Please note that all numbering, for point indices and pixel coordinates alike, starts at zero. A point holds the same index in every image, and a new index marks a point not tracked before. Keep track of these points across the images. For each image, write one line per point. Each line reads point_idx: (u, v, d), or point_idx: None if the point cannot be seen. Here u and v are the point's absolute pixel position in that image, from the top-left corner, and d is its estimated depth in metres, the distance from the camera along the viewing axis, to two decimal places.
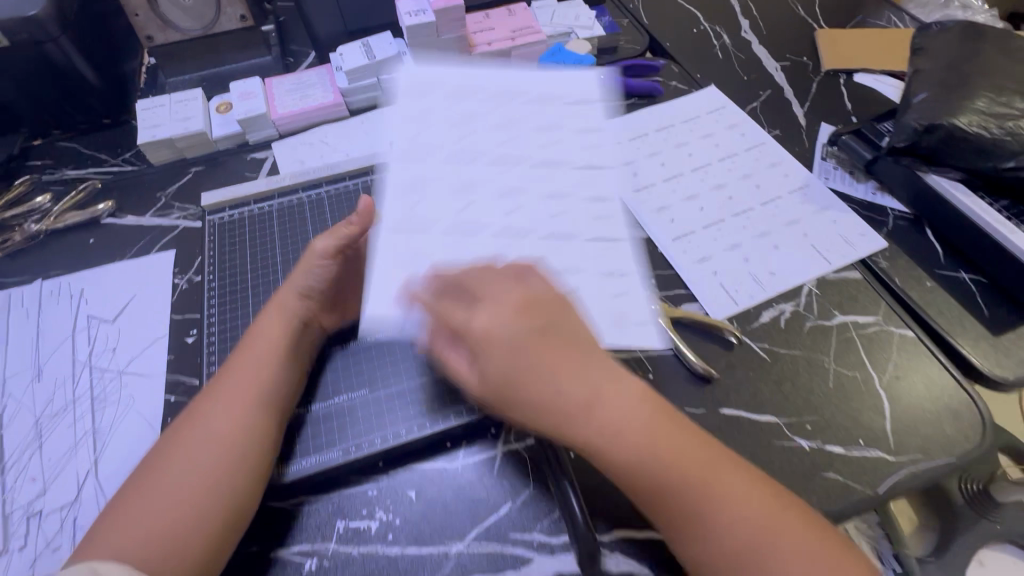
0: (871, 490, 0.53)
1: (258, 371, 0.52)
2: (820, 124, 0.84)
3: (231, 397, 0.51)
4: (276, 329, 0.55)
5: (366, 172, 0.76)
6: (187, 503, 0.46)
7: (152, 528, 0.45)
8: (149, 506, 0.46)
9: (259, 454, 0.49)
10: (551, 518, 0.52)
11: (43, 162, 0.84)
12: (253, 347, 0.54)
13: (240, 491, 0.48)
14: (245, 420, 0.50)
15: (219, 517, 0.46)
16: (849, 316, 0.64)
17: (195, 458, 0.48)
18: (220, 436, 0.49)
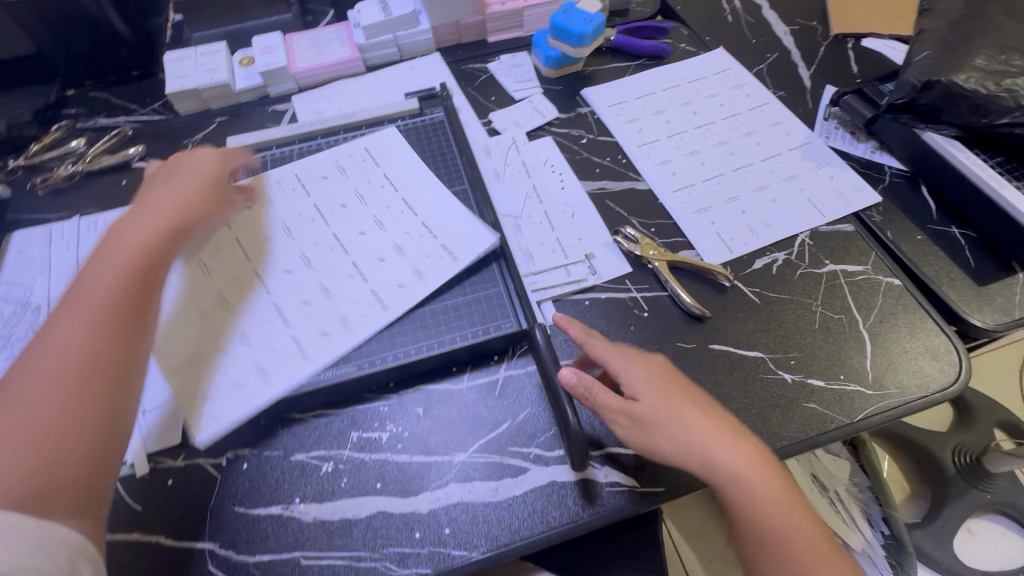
0: (847, 419, 0.57)
1: (101, 290, 0.50)
2: (825, 86, 0.85)
3: (75, 326, 0.48)
4: (122, 250, 0.52)
5: (381, 122, 0.80)
6: (58, 436, 0.44)
7: (14, 461, 0.42)
8: (3, 451, 0.42)
9: (130, 380, 0.48)
10: (547, 435, 0.57)
11: (77, 110, 0.88)
12: (98, 277, 0.50)
13: (110, 410, 0.46)
14: (93, 342, 0.47)
15: (97, 442, 0.45)
16: (840, 264, 0.67)
17: (43, 398, 0.44)
18: (73, 365, 0.46)
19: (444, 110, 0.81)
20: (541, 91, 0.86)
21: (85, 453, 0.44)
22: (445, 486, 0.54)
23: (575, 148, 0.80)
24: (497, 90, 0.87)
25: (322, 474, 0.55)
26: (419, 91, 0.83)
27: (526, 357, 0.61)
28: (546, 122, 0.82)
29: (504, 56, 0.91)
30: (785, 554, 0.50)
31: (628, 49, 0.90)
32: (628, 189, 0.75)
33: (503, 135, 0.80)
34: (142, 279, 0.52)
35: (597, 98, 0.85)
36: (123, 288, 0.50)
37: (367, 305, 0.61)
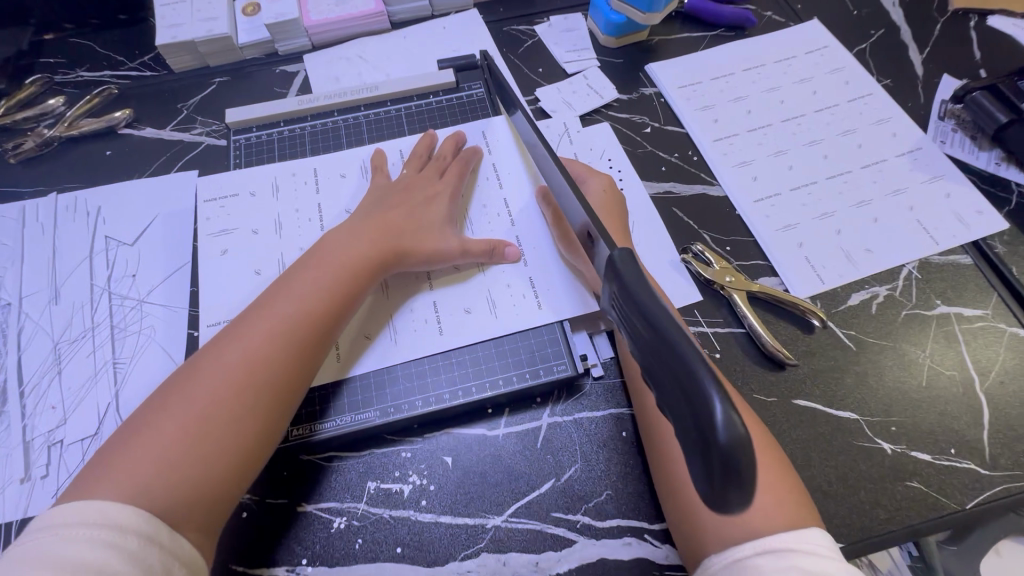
0: (957, 505, 0.48)
1: (299, 301, 0.48)
2: (941, 76, 0.71)
3: (245, 332, 0.46)
4: (343, 258, 0.51)
5: (409, 96, 0.67)
6: (198, 448, 0.40)
7: (156, 455, 0.39)
8: (149, 451, 0.39)
9: (290, 376, 0.45)
10: (598, 500, 0.48)
11: (55, 59, 0.75)
12: (290, 284, 0.49)
13: (256, 432, 0.43)
14: (276, 355, 0.45)
15: (242, 444, 0.42)
16: (953, 307, 0.56)
17: (201, 396, 0.42)
18: (235, 371, 0.44)
19: (485, 86, 0.68)
20: (598, 64, 0.73)
21: (221, 473, 0.41)
22: (477, 556, 0.46)
23: (637, 139, 0.67)
24: (545, 61, 0.73)
25: (333, 532, 0.47)
26: (455, 60, 0.70)
27: (575, 402, 0.52)
28: (603, 103, 0.69)
29: (555, 18, 0.77)
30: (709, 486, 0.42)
31: (705, 17, 0.75)
32: (699, 195, 0.63)
33: (552, 119, 0.68)
34: (346, 300, 0.50)
35: (664, 78, 0.71)
36: (324, 304, 0.48)
37: (469, 312, 0.54)
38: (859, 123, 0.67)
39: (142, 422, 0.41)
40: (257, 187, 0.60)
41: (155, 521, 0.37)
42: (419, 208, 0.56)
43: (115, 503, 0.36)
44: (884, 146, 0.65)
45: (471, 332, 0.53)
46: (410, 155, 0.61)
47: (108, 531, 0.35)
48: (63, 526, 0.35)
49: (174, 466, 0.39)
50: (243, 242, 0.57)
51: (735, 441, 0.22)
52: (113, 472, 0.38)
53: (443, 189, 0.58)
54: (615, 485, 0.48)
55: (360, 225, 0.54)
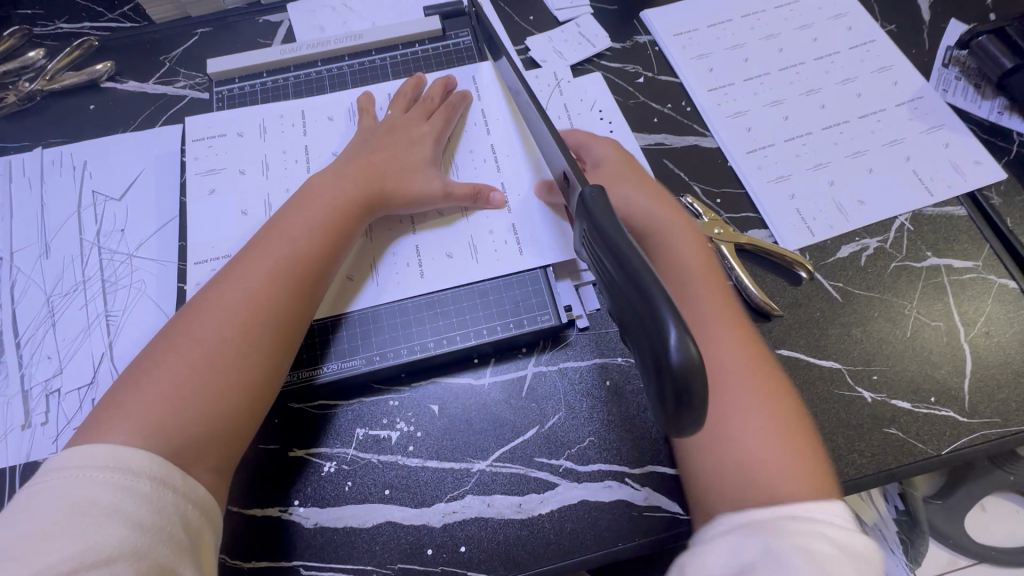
0: (934, 451, 0.48)
1: (291, 244, 0.48)
2: (948, 21, 0.68)
3: (241, 275, 0.46)
4: (330, 201, 0.51)
5: (394, 46, 0.65)
6: (206, 387, 0.41)
7: (168, 393, 0.40)
8: (158, 392, 0.40)
9: (291, 317, 0.46)
10: (581, 446, 0.49)
11: (33, 10, 0.73)
12: (283, 227, 0.49)
13: (261, 370, 0.44)
14: (274, 296, 0.46)
15: (250, 382, 0.43)
16: (943, 259, 0.56)
17: (204, 338, 0.43)
18: (235, 313, 0.44)
19: (473, 34, 0.66)
20: (591, 11, 0.70)
21: (229, 412, 0.42)
22: (462, 499, 0.48)
23: (629, 90, 0.65)
24: (536, 8, 0.71)
25: (324, 476, 0.49)
26: (442, 6, 0.67)
27: (559, 352, 0.52)
28: (595, 52, 0.67)
29: None
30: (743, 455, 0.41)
31: None
32: (691, 146, 0.62)
33: (543, 69, 0.66)
34: (338, 241, 0.50)
35: (659, 25, 0.69)
36: (318, 247, 0.49)
37: (453, 261, 0.54)
38: (861, 71, 0.65)
39: (147, 366, 0.42)
40: (246, 128, 0.59)
41: (165, 463, 0.38)
42: (405, 151, 0.55)
43: (128, 443, 0.37)
44: (884, 93, 0.63)
45: (455, 279, 0.53)
46: (396, 95, 0.60)
47: (118, 474, 0.36)
48: (75, 467, 0.36)
49: (184, 406, 0.40)
50: (231, 183, 0.57)
51: (688, 364, 0.26)
52: (123, 414, 0.39)
53: (429, 131, 0.57)
54: (597, 432, 0.49)
55: (344, 169, 0.53)
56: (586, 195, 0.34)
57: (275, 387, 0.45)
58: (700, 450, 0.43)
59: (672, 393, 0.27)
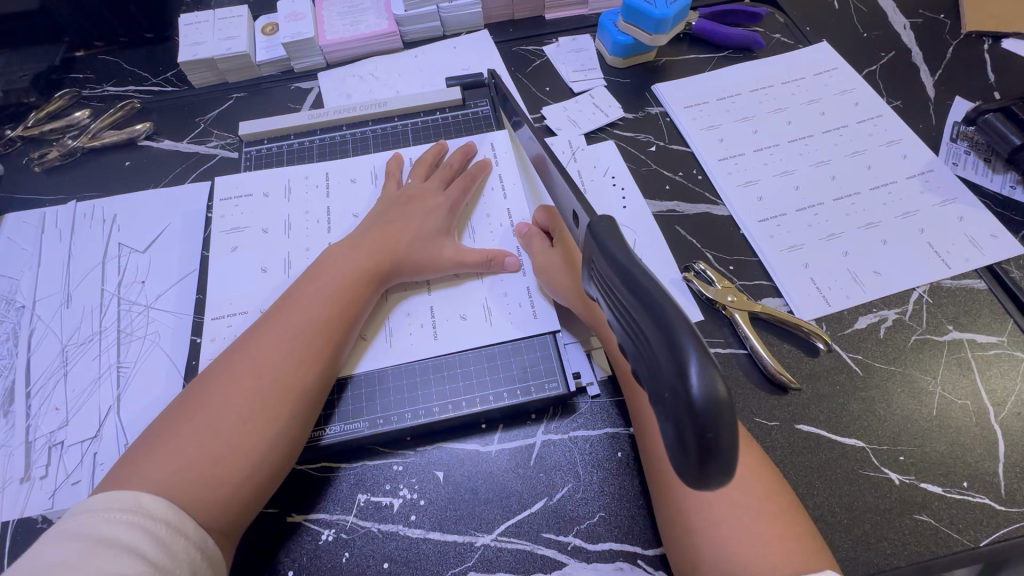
0: (972, 543, 0.45)
1: (306, 310, 0.49)
2: (953, 99, 0.70)
3: (258, 339, 0.47)
4: (347, 264, 0.52)
5: (417, 112, 0.69)
6: (220, 452, 0.41)
7: (182, 459, 0.40)
8: (173, 456, 0.40)
9: (305, 381, 0.46)
10: (590, 523, 0.47)
11: (84, 75, 0.79)
12: (302, 295, 0.50)
13: (276, 438, 0.43)
14: (293, 363, 0.46)
15: (263, 447, 0.43)
16: (966, 333, 0.54)
17: (220, 404, 0.43)
18: (251, 378, 0.44)
19: (491, 103, 0.69)
20: (604, 84, 0.74)
21: (244, 479, 0.41)
22: None
23: (641, 157, 0.67)
24: (552, 81, 0.75)
25: (321, 545, 0.46)
26: (463, 77, 0.71)
27: (568, 420, 0.51)
28: (608, 122, 0.70)
29: (563, 39, 0.78)
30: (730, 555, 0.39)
31: (713, 38, 0.76)
32: (702, 214, 0.62)
33: (557, 137, 0.68)
34: (351, 304, 0.50)
35: (670, 97, 0.72)
36: (334, 312, 0.49)
37: (464, 324, 0.54)
38: (872, 145, 0.66)
39: (168, 426, 0.42)
40: (271, 188, 0.62)
41: (180, 513, 0.38)
42: (421, 219, 0.57)
43: (146, 495, 0.38)
44: (895, 167, 0.64)
45: (464, 341, 0.53)
46: (414, 165, 0.62)
47: (137, 515, 0.36)
48: (98, 509, 0.36)
49: (197, 467, 0.40)
50: (253, 240, 0.58)
51: (713, 401, 0.24)
52: (145, 469, 0.40)
53: (446, 201, 0.58)
54: (607, 507, 0.47)
55: (362, 235, 0.55)
56: (595, 228, 0.35)
57: (290, 455, 0.45)
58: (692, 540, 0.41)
59: (693, 440, 0.25)
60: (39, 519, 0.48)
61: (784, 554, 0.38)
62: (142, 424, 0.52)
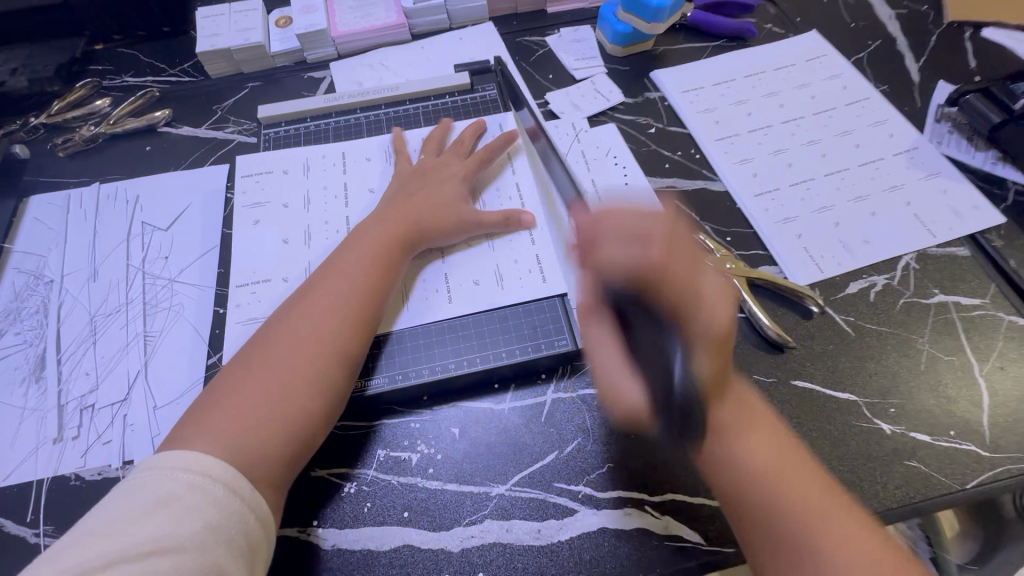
0: (958, 485, 0.48)
1: (347, 279, 0.51)
2: (936, 82, 0.74)
3: (306, 307, 0.49)
4: (380, 238, 0.55)
5: (427, 97, 0.72)
6: (280, 413, 0.44)
7: (244, 419, 0.43)
8: (235, 417, 0.43)
9: (351, 349, 0.49)
10: (599, 473, 0.49)
11: (104, 66, 0.82)
12: (344, 265, 0.52)
13: (327, 401, 0.46)
14: (339, 327, 0.48)
15: (317, 409, 0.46)
16: (951, 295, 0.57)
17: (277, 367, 0.46)
18: (303, 343, 0.47)
19: (498, 88, 0.73)
20: (605, 71, 0.77)
21: (296, 433, 0.44)
22: (481, 522, 0.48)
23: (641, 139, 0.70)
24: (555, 69, 0.78)
25: (343, 496, 0.49)
26: (471, 64, 0.74)
27: (577, 378, 0.54)
28: (610, 106, 0.73)
29: (565, 30, 0.82)
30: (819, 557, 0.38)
31: (708, 28, 0.79)
32: (700, 189, 0.66)
33: (561, 120, 0.71)
34: (388, 276, 0.53)
35: (668, 82, 0.75)
36: (376, 284, 0.52)
37: (476, 292, 0.57)
38: (862, 125, 0.69)
39: (223, 388, 0.45)
40: (290, 166, 0.65)
41: (239, 475, 0.40)
42: (438, 188, 0.60)
43: (210, 456, 0.40)
44: (884, 145, 0.68)
45: (478, 305, 0.56)
46: (428, 140, 0.65)
47: (197, 477, 0.39)
48: (162, 467, 0.39)
49: (259, 427, 0.43)
50: (273, 215, 0.61)
51: None
52: (205, 428, 0.42)
53: (459, 170, 0.62)
54: (617, 458, 0.50)
55: (388, 207, 0.58)
56: None
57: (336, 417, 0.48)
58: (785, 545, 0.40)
59: None
60: (72, 477, 0.50)
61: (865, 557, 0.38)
62: (170, 388, 0.54)
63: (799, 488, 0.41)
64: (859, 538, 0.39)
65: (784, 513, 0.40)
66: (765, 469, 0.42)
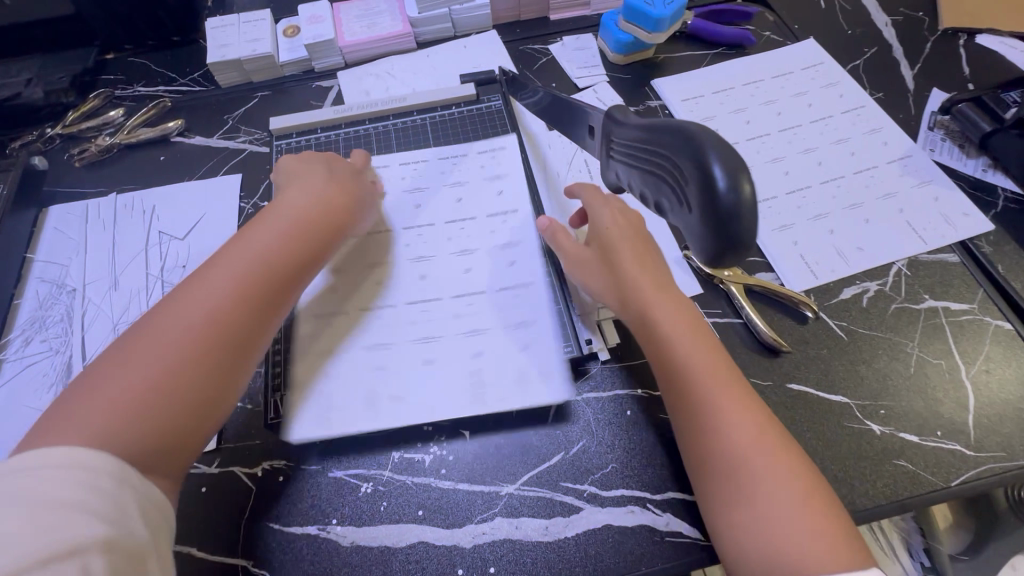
0: (944, 483, 0.51)
1: (251, 262, 0.50)
2: (931, 90, 0.75)
3: (199, 284, 0.47)
4: (295, 215, 0.54)
5: (434, 107, 0.74)
6: (164, 399, 0.41)
7: (116, 403, 0.40)
8: (99, 407, 0.39)
9: (246, 320, 0.47)
10: (603, 472, 0.52)
11: (116, 76, 0.83)
12: (255, 241, 0.52)
13: (214, 378, 0.44)
14: (229, 301, 0.47)
15: (211, 384, 0.44)
16: (940, 301, 0.60)
17: (150, 351, 0.42)
18: (185, 327, 0.44)
19: (504, 99, 0.75)
20: (607, 79, 0.79)
21: (182, 421, 0.42)
22: (492, 520, 0.50)
23: None
24: (558, 77, 0.80)
25: (361, 496, 0.52)
26: (477, 74, 0.76)
27: (582, 383, 0.57)
28: None
29: (567, 38, 0.83)
30: (763, 524, 0.40)
31: (707, 36, 0.81)
32: None
33: None
34: (301, 249, 0.53)
35: (668, 91, 0.77)
36: (287, 259, 0.52)
37: (484, 300, 0.59)
38: (857, 134, 0.71)
39: (96, 376, 0.41)
40: None
41: (121, 463, 0.38)
42: (367, 196, 0.61)
43: (76, 449, 0.37)
44: (879, 152, 0.70)
45: (486, 312, 0.59)
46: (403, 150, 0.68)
47: (72, 471, 0.35)
48: (31, 469, 0.35)
49: (132, 415, 0.40)
50: None
51: (736, 197, 0.35)
52: (63, 425, 0.38)
53: (428, 176, 0.65)
54: (620, 458, 0.53)
55: (324, 187, 0.58)
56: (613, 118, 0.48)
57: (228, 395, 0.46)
58: (738, 504, 0.41)
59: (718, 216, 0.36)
60: None
61: (814, 532, 0.39)
62: None
63: (762, 457, 0.42)
64: (813, 508, 0.40)
65: (742, 475, 0.42)
66: (726, 435, 0.43)
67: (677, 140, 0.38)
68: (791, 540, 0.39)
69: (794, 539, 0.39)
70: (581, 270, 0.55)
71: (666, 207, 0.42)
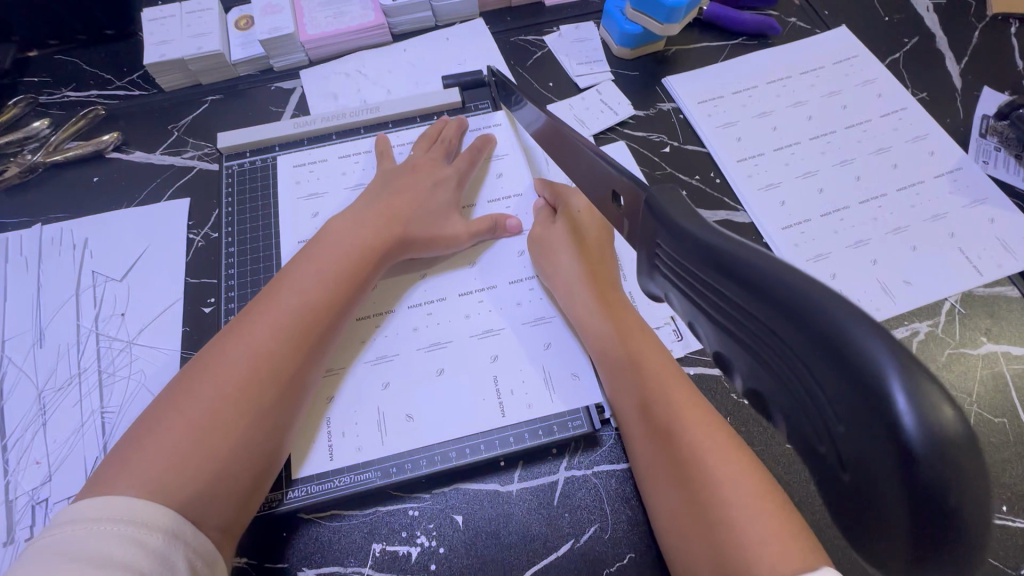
0: (1013, 570, 0.44)
1: (305, 293, 0.47)
2: (980, 89, 0.66)
3: (250, 326, 0.45)
4: (353, 244, 0.51)
5: (412, 118, 0.66)
6: (216, 447, 0.40)
7: (170, 450, 0.39)
8: (159, 453, 0.38)
9: (298, 366, 0.45)
10: (620, 564, 0.44)
11: (39, 77, 0.71)
12: (303, 274, 0.48)
13: (266, 429, 0.43)
14: (282, 344, 0.45)
15: (259, 439, 0.42)
16: (1000, 345, 0.52)
17: (205, 395, 0.41)
18: (237, 369, 0.43)
19: (492, 105, 0.67)
20: (612, 78, 0.69)
21: (226, 469, 0.40)
22: None
23: (654, 160, 0.63)
24: (555, 75, 0.69)
25: None
26: (461, 76, 0.67)
27: (592, 453, 0.49)
28: (618, 121, 0.65)
29: (565, 28, 0.72)
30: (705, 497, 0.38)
31: (726, 24, 0.70)
32: (722, 221, 0.59)
33: None
34: (354, 287, 0.49)
35: (682, 90, 0.67)
36: (337, 297, 0.48)
37: (476, 358, 0.52)
38: (899, 142, 0.62)
39: (151, 418, 0.41)
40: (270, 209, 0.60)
41: (178, 519, 0.36)
42: (427, 192, 0.57)
43: (137, 501, 0.36)
44: (924, 164, 0.61)
45: (481, 371, 0.51)
46: (427, 136, 0.62)
47: (127, 527, 0.34)
48: (89, 520, 0.34)
49: (185, 464, 0.38)
50: None
51: (939, 449, 0.17)
52: (127, 470, 0.37)
53: (454, 173, 0.59)
54: (638, 547, 0.45)
55: (366, 211, 0.54)
56: (654, 200, 0.29)
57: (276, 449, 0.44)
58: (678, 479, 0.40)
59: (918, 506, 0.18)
60: None
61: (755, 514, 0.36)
62: None
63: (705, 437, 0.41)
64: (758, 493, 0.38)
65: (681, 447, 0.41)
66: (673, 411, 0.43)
67: (801, 328, 0.20)
68: (738, 513, 0.36)
69: (730, 511, 0.37)
70: (540, 247, 0.55)
71: (777, 411, 0.24)
